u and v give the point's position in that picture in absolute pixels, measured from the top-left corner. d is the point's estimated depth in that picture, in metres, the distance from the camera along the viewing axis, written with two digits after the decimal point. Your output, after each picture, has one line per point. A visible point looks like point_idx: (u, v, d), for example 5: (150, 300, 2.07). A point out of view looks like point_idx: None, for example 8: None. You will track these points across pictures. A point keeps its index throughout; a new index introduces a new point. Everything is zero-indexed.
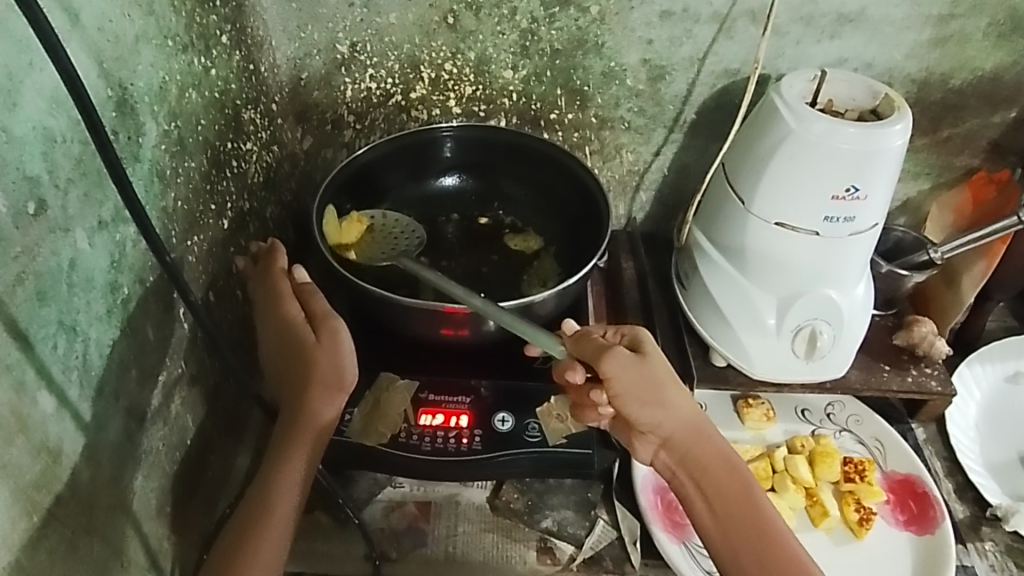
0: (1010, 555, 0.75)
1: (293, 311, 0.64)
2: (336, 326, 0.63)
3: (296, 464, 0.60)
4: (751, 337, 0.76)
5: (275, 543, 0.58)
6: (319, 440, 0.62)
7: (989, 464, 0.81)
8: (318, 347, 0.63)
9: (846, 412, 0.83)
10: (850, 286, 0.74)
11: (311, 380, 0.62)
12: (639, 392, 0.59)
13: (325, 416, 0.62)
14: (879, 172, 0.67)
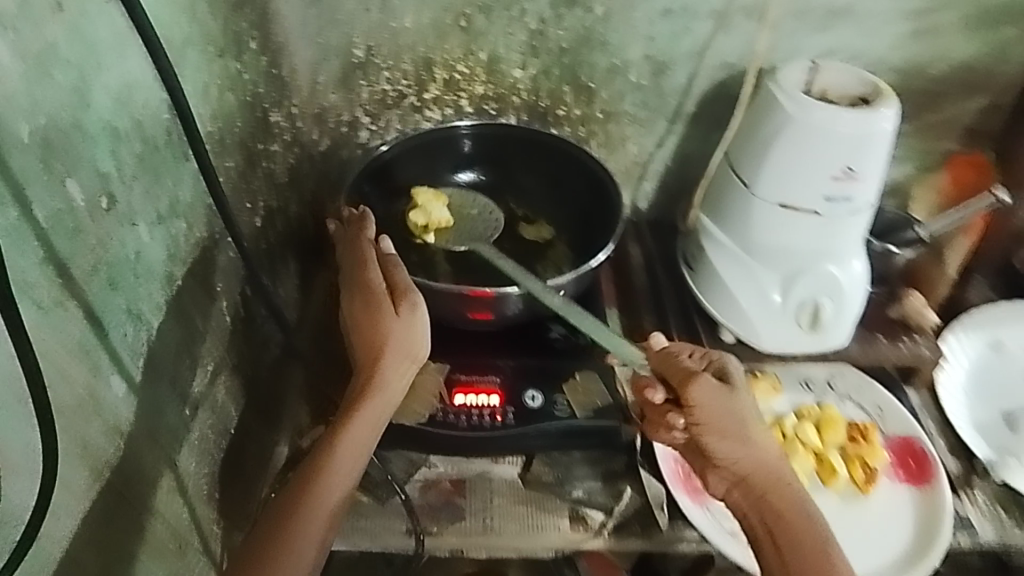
0: (1001, 504, 0.79)
1: (377, 285, 0.68)
2: (416, 303, 0.67)
3: (361, 426, 0.64)
4: (757, 312, 0.81)
5: (335, 492, 0.62)
6: (385, 404, 0.65)
7: (976, 422, 0.86)
8: (394, 317, 0.66)
9: (847, 381, 0.87)
10: (849, 261, 0.79)
11: (383, 349, 0.65)
12: (718, 422, 0.64)
13: (394, 384, 0.65)
14: (872, 153, 0.72)
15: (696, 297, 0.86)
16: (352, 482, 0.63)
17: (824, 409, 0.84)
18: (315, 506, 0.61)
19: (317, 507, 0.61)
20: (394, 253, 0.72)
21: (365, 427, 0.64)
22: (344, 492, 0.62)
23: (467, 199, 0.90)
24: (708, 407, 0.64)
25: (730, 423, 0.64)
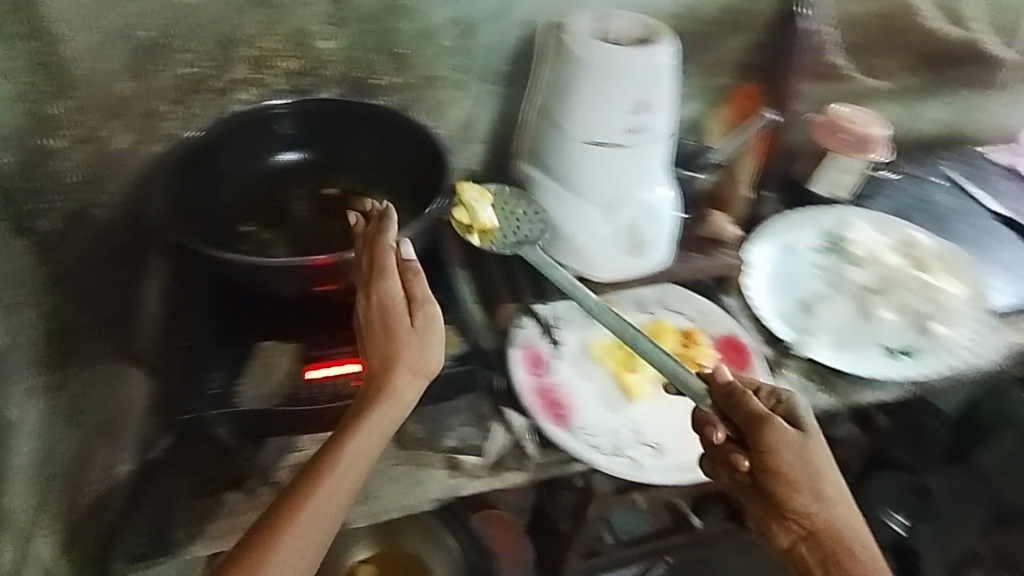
0: (806, 374, 0.93)
1: (394, 301, 0.68)
2: (431, 313, 0.68)
3: (366, 435, 0.64)
4: (587, 245, 0.88)
5: (340, 495, 0.63)
6: (394, 413, 0.66)
7: (779, 311, 0.99)
8: (425, 328, 0.68)
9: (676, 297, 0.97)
10: (658, 187, 0.87)
11: (400, 362, 0.66)
12: (791, 472, 0.66)
13: (404, 396, 0.66)
14: (656, 85, 0.81)
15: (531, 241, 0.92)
16: (354, 489, 0.64)
17: (660, 324, 0.94)
18: (312, 510, 0.61)
19: (320, 513, 0.61)
20: (414, 260, 0.72)
21: (371, 437, 0.64)
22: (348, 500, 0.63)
23: (547, 205, 0.88)
24: (765, 449, 0.67)
25: (801, 471, 0.66)
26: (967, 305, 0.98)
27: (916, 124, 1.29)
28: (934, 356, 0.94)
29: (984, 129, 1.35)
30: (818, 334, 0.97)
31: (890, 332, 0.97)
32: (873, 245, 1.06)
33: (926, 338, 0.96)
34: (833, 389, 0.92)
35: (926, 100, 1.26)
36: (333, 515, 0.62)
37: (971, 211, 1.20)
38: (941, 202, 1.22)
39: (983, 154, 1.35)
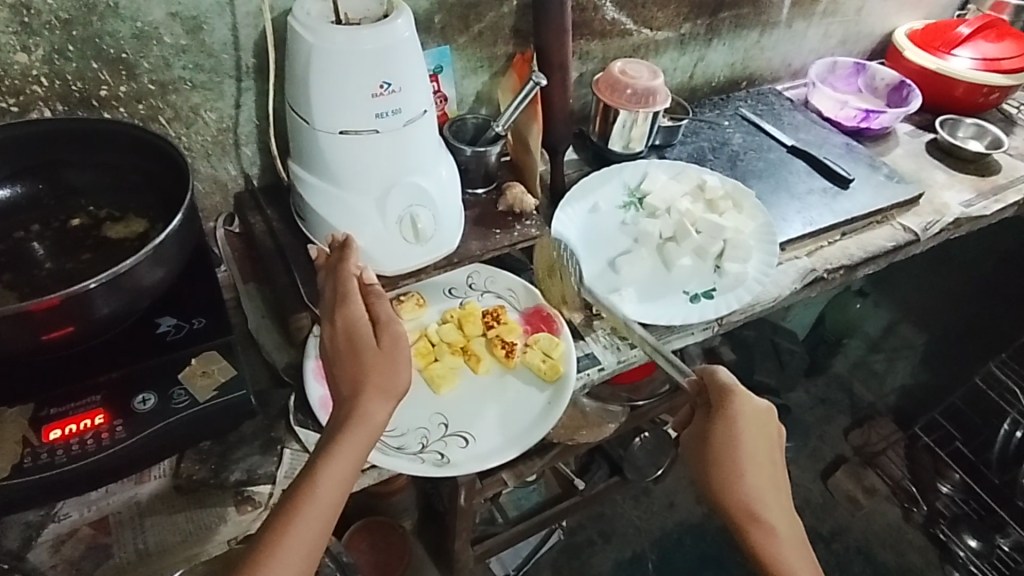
0: (614, 332, 0.94)
1: (365, 332, 0.69)
2: (395, 332, 0.70)
3: (344, 457, 0.63)
4: (366, 240, 0.83)
5: (324, 518, 0.62)
6: (369, 432, 0.65)
7: (587, 275, 1.00)
8: (386, 350, 0.68)
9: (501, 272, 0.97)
10: (430, 169, 0.83)
11: (368, 382, 0.67)
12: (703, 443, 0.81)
13: (376, 414, 0.66)
14: (399, 64, 0.76)
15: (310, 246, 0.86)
16: (333, 517, 0.63)
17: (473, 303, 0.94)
18: (303, 526, 0.61)
19: (303, 540, 0.60)
20: (376, 283, 0.75)
21: (346, 459, 0.64)
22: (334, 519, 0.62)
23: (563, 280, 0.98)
24: (726, 440, 0.78)
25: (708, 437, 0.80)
26: (756, 239, 1.03)
27: (707, 69, 1.34)
28: (729, 292, 0.97)
29: (770, 65, 1.43)
30: (625, 290, 0.97)
31: (689, 277, 0.99)
32: (670, 194, 1.08)
33: (721, 277, 0.99)
34: None
35: (711, 45, 1.30)
36: (317, 537, 0.61)
37: (763, 147, 1.27)
38: (736, 142, 1.28)
39: (773, 90, 1.43)
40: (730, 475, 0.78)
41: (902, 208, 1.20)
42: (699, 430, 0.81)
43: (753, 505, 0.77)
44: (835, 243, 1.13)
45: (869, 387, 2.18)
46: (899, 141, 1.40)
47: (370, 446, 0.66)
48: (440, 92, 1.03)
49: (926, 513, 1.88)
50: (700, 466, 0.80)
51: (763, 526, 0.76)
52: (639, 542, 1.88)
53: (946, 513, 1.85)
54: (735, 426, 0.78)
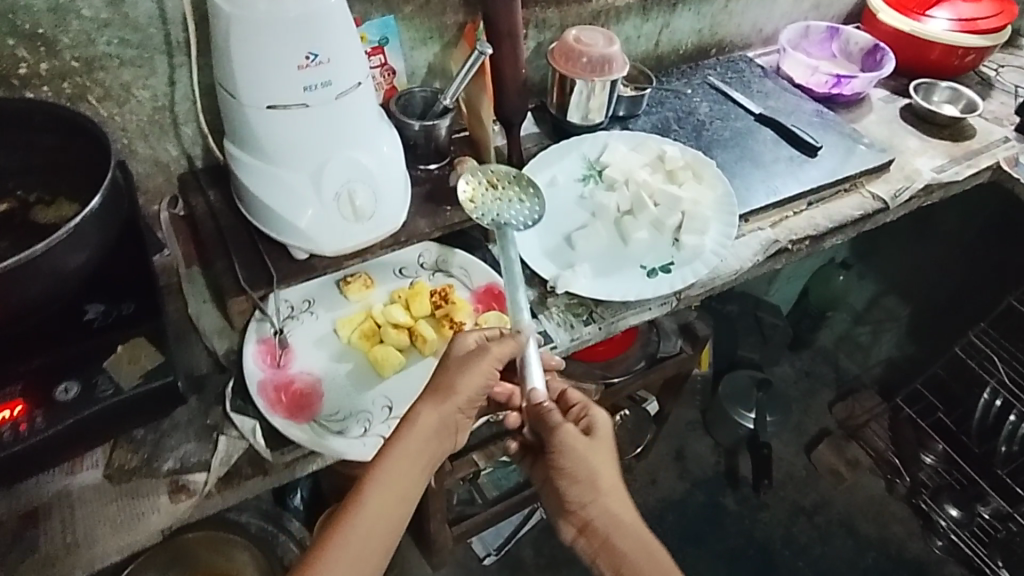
0: (567, 309, 0.91)
1: (464, 345, 0.76)
2: (487, 346, 0.76)
3: (399, 455, 0.69)
4: (303, 220, 0.79)
5: (385, 520, 0.66)
6: (422, 436, 0.71)
7: (542, 251, 0.97)
8: (467, 360, 0.75)
9: (528, 208, 0.97)
10: (368, 144, 0.80)
11: (448, 393, 0.73)
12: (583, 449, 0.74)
13: (427, 419, 0.72)
14: (326, 33, 0.72)
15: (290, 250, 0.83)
16: (395, 518, 0.67)
17: (474, 198, 0.94)
18: (361, 521, 0.65)
19: (362, 541, 0.65)
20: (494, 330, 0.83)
21: (405, 463, 0.69)
22: (398, 523, 0.67)
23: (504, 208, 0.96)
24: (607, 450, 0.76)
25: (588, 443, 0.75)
26: (715, 210, 1.00)
27: (673, 36, 1.30)
28: (686, 265, 0.95)
29: (740, 31, 1.39)
30: (579, 266, 0.95)
31: (646, 251, 0.96)
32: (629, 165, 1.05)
33: (679, 250, 0.96)
34: (597, 319, 0.90)
35: (675, 11, 1.26)
36: (378, 541, 0.65)
37: (729, 116, 1.24)
38: (702, 112, 1.24)
39: (743, 57, 1.39)
40: (610, 490, 0.73)
41: (871, 175, 1.17)
42: (569, 439, 0.74)
43: (631, 521, 0.72)
44: (800, 213, 1.10)
45: (854, 359, 2.17)
46: (872, 107, 1.36)
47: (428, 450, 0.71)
48: (388, 65, 1.00)
49: (909, 483, 1.88)
50: (577, 478, 0.73)
51: (642, 543, 0.70)
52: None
53: (929, 483, 1.85)
54: (605, 432, 0.77)
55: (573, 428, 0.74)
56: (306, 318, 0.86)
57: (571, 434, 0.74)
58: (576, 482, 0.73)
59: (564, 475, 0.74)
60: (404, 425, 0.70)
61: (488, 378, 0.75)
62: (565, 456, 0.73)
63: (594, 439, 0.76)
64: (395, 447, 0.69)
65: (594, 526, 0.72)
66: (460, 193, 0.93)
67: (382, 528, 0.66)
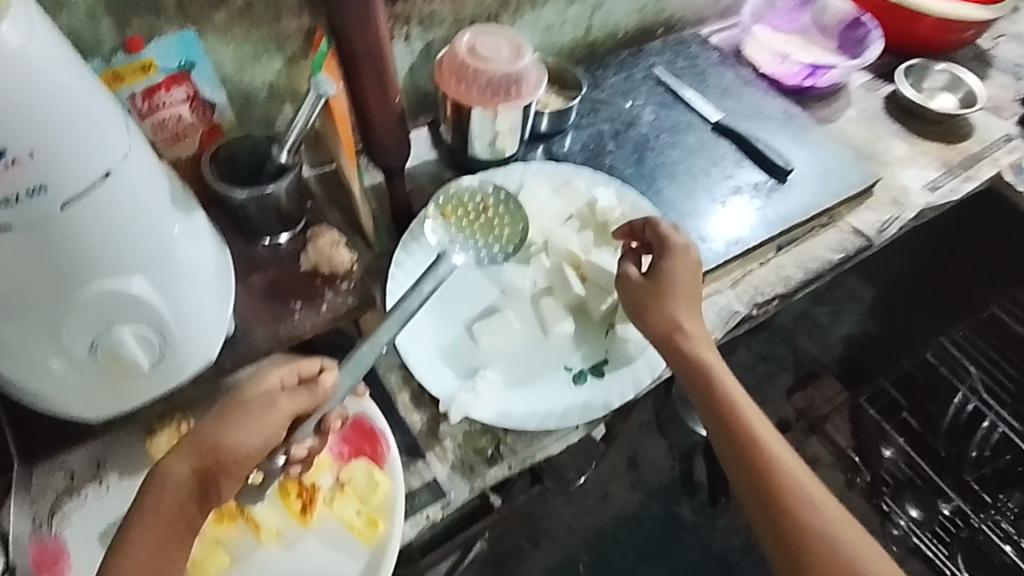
0: (467, 443, 0.68)
1: (257, 387, 0.57)
2: (273, 397, 0.56)
3: (149, 517, 0.53)
4: (52, 381, 0.54)
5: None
6: (171, 501, 0.53)
7: (435, 350, 0.72)
8: (247, 408, 0.55)
9: (495, 253, 0.78)
10: (141, 257, 0.53)
11: (215, 449, 0.54)
12: (685, 292, 0.69)
13: (174, 476, 0.53)
14: (17, 112, 0.44)
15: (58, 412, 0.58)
16: None
17: (443, 219, 0.78)
18: None
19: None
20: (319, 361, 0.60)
21: (159, 538, 0.53)
22: None
23: (465, 221, 0.79)
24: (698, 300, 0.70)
25: (689, 288, 0.69)
26: None
27: (608, 18, 1.01)
28: (623, 367, 0.73)
29: (692, 5, 1.11)
30: (488, 373, 0.71)
31: (571, 345, 0.74)
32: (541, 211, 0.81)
33: (612, 343, 0.74)
34: (506, 456, 0.68)
35: None
36: None
37: (679, 127, 0.98)
38: (645, 120, 0.98)
39: (696, 37, 1.12)
40: (695, 327, 0.69)
41: (852, 203, 0.95)
42: (669, 273, 0.69)
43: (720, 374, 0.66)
44: (768, 262, 0.88)
45: (812, 338, 1.62)
46: (851, 99, 1.11)
47: (175, 523, 0.53)
48: (199, 98, 0.69)
49: (868, 480, 1.41)
50: (674, 329, 0.68)
51: (726, 377, 0.67)
52: (570, 542, 1.39)
53: (890, 479, 1.40)
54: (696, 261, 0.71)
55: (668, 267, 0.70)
56: (89, 499, 0.60)
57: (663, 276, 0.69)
58: (668, 305, 0.68)
59: (658, 295, 0.69)
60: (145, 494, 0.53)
61: (270, 436, 0.55)
62: (664, 275, 0.69)
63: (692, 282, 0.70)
64: (148, 516, 0.52)
65: (691, 354, 0.67)
66: (435, 201, 0.79)
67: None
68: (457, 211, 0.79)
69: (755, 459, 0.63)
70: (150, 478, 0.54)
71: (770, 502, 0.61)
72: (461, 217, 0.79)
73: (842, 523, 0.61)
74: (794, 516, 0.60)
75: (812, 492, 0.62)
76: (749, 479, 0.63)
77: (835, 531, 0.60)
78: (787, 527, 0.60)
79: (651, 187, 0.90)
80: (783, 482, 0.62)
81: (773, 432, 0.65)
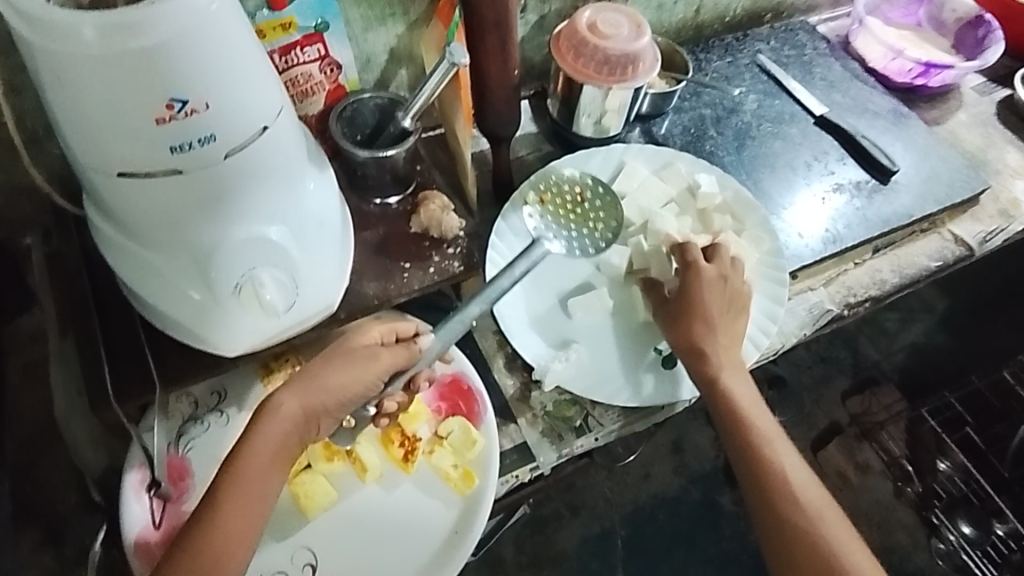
0: (556, 411, 0.71)
1: (361, 339, 0.61)
2: (376, 349, 0.60)
3: (255, 447, 0.56)
4: (194, 318, 0.58)
5: (239, 534, 0.55)
6: (275, 433, 0.57)
7: (530, 320, 0.75)
8: (352, 356, 0.59)
9: (586, 244, 0.76)
10: (281, 209, 0.57)
11: (321, 390, 0.58)
12: (714, 314, 0.69)
13: (283, 410, 0.57)
14: (198, 66, 0.47)
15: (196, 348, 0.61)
16: (233, 533, 0.54)
17: (541, 205, 0.78)
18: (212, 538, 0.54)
19: (206, 553, 0.54)
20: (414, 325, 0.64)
21: (266, 463, 0.56)
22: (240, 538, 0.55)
23: (562, 207, 0.78)
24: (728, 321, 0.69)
25: (720, 309, 0.69)
26: (753, 273, 0.78)
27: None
28: None
29: None
30: (580, 348, 0.73)
31: None
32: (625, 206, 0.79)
33: None
34: (593, 428, 0.70)
35: None
36: (237, 553, 0.55)
37: (782, 118, 0.96)
38: (748, 108, 0.96)
39: (805, 26, 1.09)
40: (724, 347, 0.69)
41: (957, 211, 0.92)
42: (699, 293, 0.69)
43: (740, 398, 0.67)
44: (863, 263, 0.87)
45: (874, 344, 1.56)
46: (963, 101, 1.06)
47: (280, 454, 0.57)
48: (330, 57, 0.73)
49: (919, 492, 1.36)
50: (699, 349, 0.68)
51: (743, 393, 0.68)
52: (608, 515, 1.39)
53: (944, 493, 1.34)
54: (730, 278, 0.71)
55: (703, 285, 0.70)
56: (212, 428, 0.65)
57: (692, 295, 0.69)
58: (699, 322, 0.68)
59: (689, 312, 0.69)
60: (256, 422, 0.57)
61: (371, 384, 0.60)
62: (699, 292, 0.69)
63: (724, 302, 0.70)
64: (256, 442, 0.56)
65: (711, 370, 0.68)
66: (535, 186, 0.80)
67: (237, 542, 0.55)
68: (553, 199, 0.78)
69: (769, 482, 0.64)
70: (260, 410, 0.58)
71: (776, 521, 0.63)
72: (556, 203, 0.78)
73: (843, 538, 0.62)
74: (797, 531, 0.62)
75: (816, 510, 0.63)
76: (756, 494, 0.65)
77: (835, 545, 0.62)
78: (790, 543, 0.62)
79: (750, 176, 0.90)
80: (787, 500, 0.63)
81: (783, 450, 0.66)
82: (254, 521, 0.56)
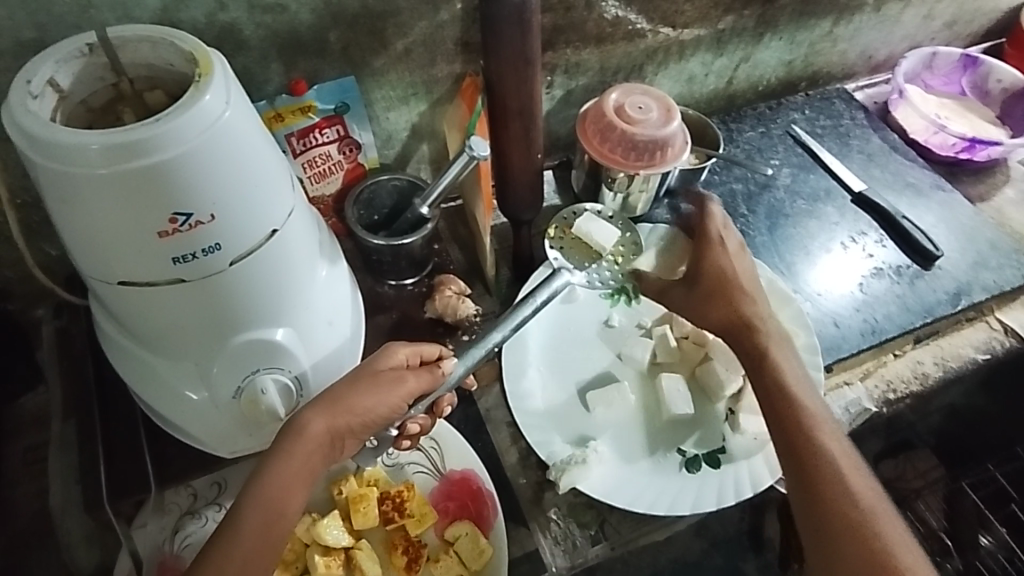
0: (571, 516, 0.67)
1: (387, 361, 0.57)
2: (403, 374, 0.57)
3: (276, 475, 0.52)
4: (192, 418, 0.57)
5: (265, 547, 0.52)
6: (296, 455, 0.53)
7: (548, 412, 0.71)
8: (378, 378, 0.56)
9: (606, 276, 0.74)
10: (292, 310, 0.55)
11: (348, 409, 0.54)
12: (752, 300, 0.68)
13: (308, 429, 0.53)
14: (209, 176, 0.45)
15: (195, 445, 0.60)
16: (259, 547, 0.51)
17: (564, 240, 0.75)
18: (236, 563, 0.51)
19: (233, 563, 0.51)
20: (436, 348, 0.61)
21: (287, 483, 0.52)
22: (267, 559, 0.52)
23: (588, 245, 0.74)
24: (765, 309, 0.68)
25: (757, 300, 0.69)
26: None
27: (754, 70, 0.96)
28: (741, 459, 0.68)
29: (843, 60, 1.03)
30: (598, 446, 0.68)
31: (689, 427, 0.71)
32: (603, 228, 0.73)
33: (733, 433, 0.70)
34: (610, 536, 0.67)
35: (763, 40, 0.92)
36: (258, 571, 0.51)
37: (818, 194, 0.92)
38: (782, 183, 0.93)
39: (841, 93, 1.05)
40: (775, 336, 0.67)
41: (1008, 298, 0.86)
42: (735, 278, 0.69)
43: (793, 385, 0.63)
44: (904, 355, 0.83)
45: None
46: (1010, 176, 1.01)
47: (309, 476, 0.54)
48: (349, 138, 0.72)
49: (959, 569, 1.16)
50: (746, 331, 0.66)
51: (794, 375, 0.64)
52: None
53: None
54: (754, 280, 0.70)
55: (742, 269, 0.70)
56: (210, 522, 0.62)
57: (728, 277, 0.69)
58: (743, 307, 0.68)
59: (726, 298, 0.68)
60: (278, 442, 0.53)
61: (395, 409, 0.56)
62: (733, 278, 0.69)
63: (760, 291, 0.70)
64: (280, 463, 0.52)
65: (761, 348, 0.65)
66: (560, 220, 0.76)
67: (258, 555, 0.52)
68: (573, 236, 0.75)
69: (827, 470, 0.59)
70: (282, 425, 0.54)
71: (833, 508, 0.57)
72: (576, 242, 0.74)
73: (887, 520, 0.57)
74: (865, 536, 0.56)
75: (884, 518, 0.57)
76: (802, 476, 0.59)
77: (890, 537, 0.56)
78: (826, 519, 0.57)
79: (782, 260, 0.85)
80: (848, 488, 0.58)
81: (832, 426, 0.62)
82: (277, 541, 0.53)
